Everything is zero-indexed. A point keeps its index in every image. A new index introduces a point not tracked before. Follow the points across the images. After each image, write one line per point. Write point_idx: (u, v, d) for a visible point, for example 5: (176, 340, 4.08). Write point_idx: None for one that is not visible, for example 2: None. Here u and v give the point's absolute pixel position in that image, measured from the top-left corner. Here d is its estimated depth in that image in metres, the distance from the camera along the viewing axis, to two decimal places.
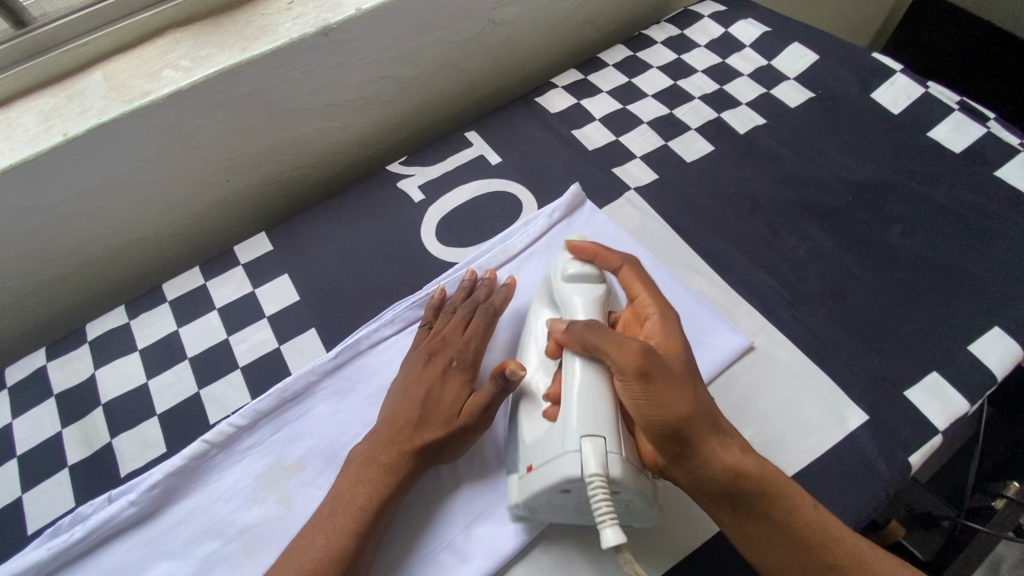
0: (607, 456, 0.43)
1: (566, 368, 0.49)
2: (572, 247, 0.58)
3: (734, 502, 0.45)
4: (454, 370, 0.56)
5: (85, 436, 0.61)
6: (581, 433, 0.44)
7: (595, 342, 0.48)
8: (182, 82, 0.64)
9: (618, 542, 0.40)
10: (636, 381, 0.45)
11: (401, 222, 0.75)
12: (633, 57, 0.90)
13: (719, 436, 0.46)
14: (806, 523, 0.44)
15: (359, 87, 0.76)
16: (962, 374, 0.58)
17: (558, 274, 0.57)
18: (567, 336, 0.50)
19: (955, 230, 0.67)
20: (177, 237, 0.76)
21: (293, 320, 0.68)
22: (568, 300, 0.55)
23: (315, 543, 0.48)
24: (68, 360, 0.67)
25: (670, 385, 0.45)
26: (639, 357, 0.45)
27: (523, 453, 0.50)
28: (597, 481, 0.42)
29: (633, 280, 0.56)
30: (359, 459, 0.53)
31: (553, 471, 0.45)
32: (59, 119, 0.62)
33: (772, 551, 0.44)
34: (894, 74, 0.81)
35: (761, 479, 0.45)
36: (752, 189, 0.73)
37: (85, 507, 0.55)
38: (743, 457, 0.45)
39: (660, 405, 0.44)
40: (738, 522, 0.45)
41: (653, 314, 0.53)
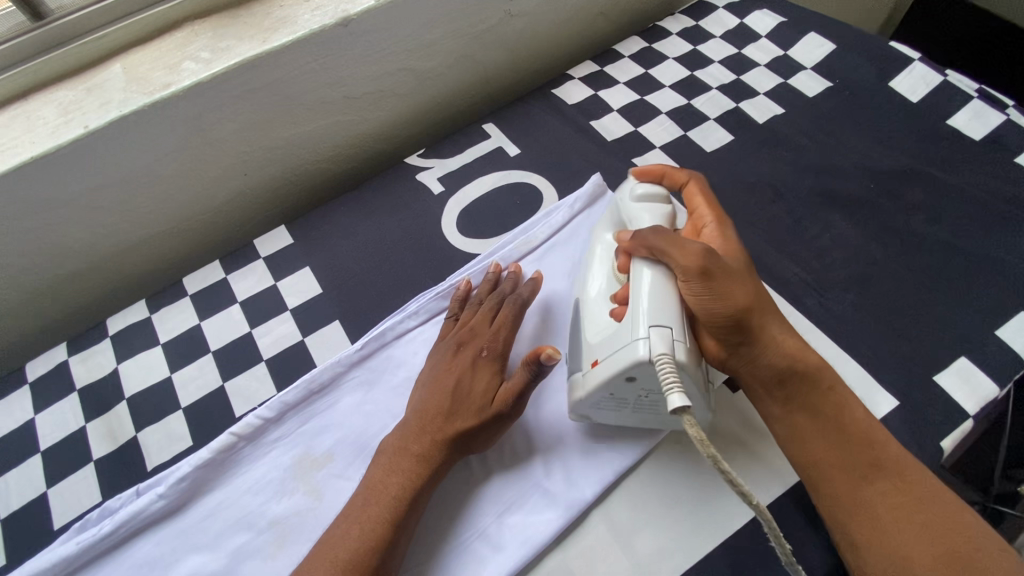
0: (674, 342, 0.44)
1: (633, 272, 0.50)
2: (639, 171, 0.59)
3: (787, 392, 0.47)
4: (484, 360, 0.55)
5: (110, 430, 0.61)
6: (650, 322, 0.45)
7: (658, 244, 0.48)
8: (202, 74, 0.64)
9: (683, 408, 0.40)
10: (698, 279, 0.46)
11: (421, 214, 0.74)
12: (648, 48, 0.90)
13: (774, 333, 0.47)
14: (846, 424, 0.46)
15: (377, 79, 0.76)
16: (990, 358, 0.58)
17: (625, 194, 0.58)
18: (632, 244, 0.51)
19: (978, 216, 0.67)
20: (195, 231, 0.76)
21: (316, 313, 0.67)
22: (637, 216, 0.56)
23: (350, 532, 0.48)
24: (89, 355, 0.66)
25: (731, 282, 0.47)
26: (701, 258, 0.46)
27: (586, 349, 0.51)
28: (665, 360, 0.43)
29: (698, 194, 0.56)
30: (390, 450, 0.52)
31: (621, 358, 0.46)
32: (79, 112, 0.61)
33: (818, 450, 0.46)
34: (912, 62, 0.81)
35: (807, 371, 0.47)
36: (773, 178, 0.73)
37: (113, 501, 0.54)
38: (795, 352, 0.47)
39: (720, 299, 0.46)
40: (788, 418, 0.48)
41: (711, 225, 0.54)
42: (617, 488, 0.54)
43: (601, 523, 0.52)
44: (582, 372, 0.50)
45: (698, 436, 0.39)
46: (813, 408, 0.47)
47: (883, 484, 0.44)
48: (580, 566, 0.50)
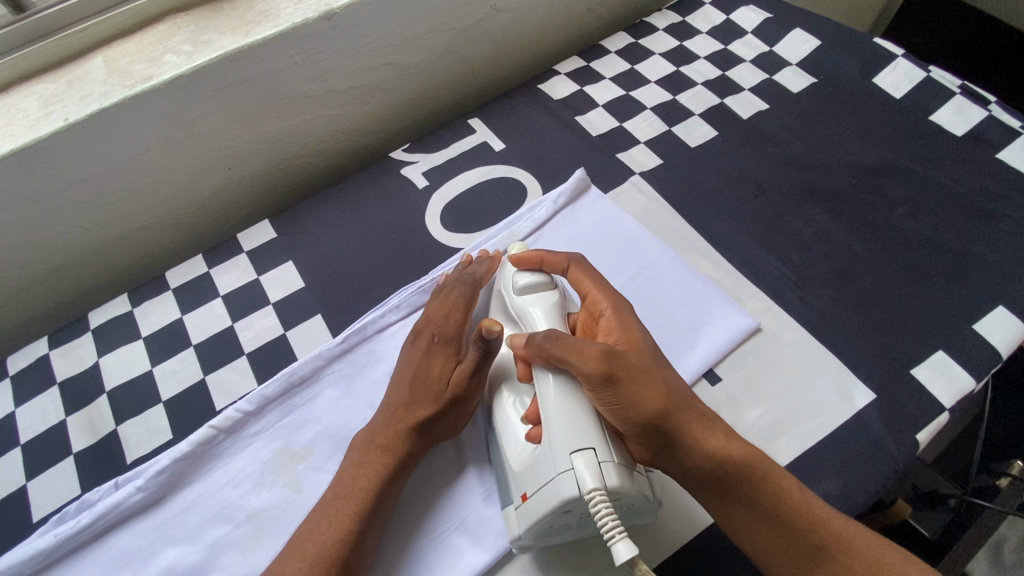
0: (600, 466, 0.43)
1: (539, 383, 0.49)
2: (516, 259, 0.59)
3: (721, 491, 0.46)
4: (436, 345, 0.55)
5: (90, 424, 0.61)
6: (569, 449, 0.44)
7: (555, 352, 0.48)
8: (184, 66, 0.63)
9: (632, 557, 0.38)
10: (602, 386, 0.46)
11: (405, 208, 0.74)
12: (634, 44, 0.90)
13: (693, 429, 0.47)
14: (789, 509, 0.45)
15: (361, 73, 0.76)
16: (967, 352, 0.58)
17: (508, 286, 0.58)
18: (529, 351, 0.50)
19: (958, 211, 0.68)
20: (178, 226, 0.76)
21: (298, 306, 0.67)
22: (525, 312, 0.56)
23: (321, 525, 0.48)
24: (70, 348, 0.66)
25: (635, 385, 0.46)
26: (602, 361, 0.46)
27: (513, 482, 0.48)
28: (596, 495, 0.41)
29: (581, 275, 0.57)
30: (361, 443, 0.53)
31: (550, 495, 0.44)
32: (59, 104, 0.61)
33: (763, 542, 0.45)
34: (896, 59, 0.82)
35: (728, 464, 0.46)
36: (756, 174, 0.74)
37: (92, 493, 0.54)
38: (713, 445, 0.46)
39: (630, 405, 0.46)
40: (726, 512, 0.47)
41: (606, 308, 0.53)
42: None
43: None
44: (513, 506, 0.48)
45: (651, 574, 0.39)
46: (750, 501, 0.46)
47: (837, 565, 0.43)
48: (558, 558, 0.51)
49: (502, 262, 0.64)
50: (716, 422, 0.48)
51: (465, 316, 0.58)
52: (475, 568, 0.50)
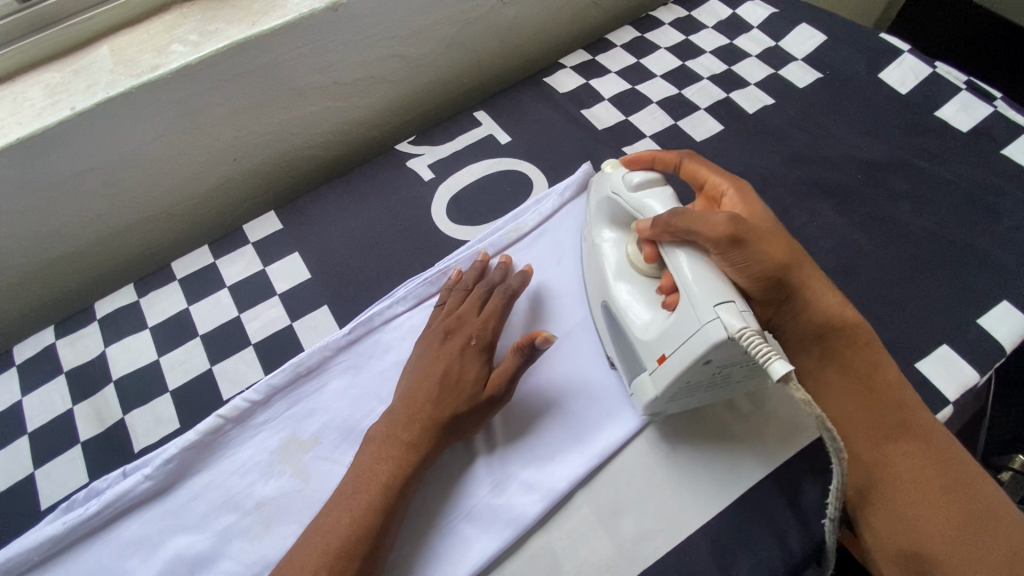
0: (743, 313, 0.43)
1: (669, 260, 0.48)
2: (628, 160, 0.60)
3: (824, 348, 0.52)
4: (473, 348, 0.55)
5: (97, 413, 0.61)
6: (713, 302, 0.43)
7: (683, 226, 0.48)
8: (191, 56, 0.63)
9: (788, 375, 0.38)
10: (731, 248, 0.47)
11: (411, 200, 0.74)
12: (640, 38, 0.90)
13: (812, 291, 0.51)
14: (885, 389, 0.50)
15: (368, 64, 0.76)
16: (972, 346, 0.59)
17: (621, 187, 0.56)
18: (654, 229, 0.49)
19: (963, 207, 0.68)
20: (185, 216, 0.76)
21: (304, 297, 0.67)
22: (642, 206, 0.53)
23: (340, 519, 0.48)
24: (77, 338, 0.66)
25: (762, 244, 0.49)
26: (729, 225, 0.48)
27: (645, 350, 0.50)
28: (748, 331, 0.41)
29: (697, 165, 0.58)
30: (380, 437, 0.53)
31: (694, 343, 0.44)
32: (66, 94, 0.61)
33: (852, 415, 0.50)
34: (902, 54, 0.82)
35: (847, 326, 0.52)
36: (762, 168, 0.74)
37: (99, 482, 0.55)
38: (837, 311, 0.52)
39: (759, 258, 0.48)
40: (827, 383, 0.52)
41: (728, 190, 0.56)
42: (601, 472, 0.54)
43: (584, 505, 0.53)
44: (649, 371, 0.50)
45: (806, 400, 0.37)
46: (845, 364, 0.51)
47: (913, 444, 0.47)
48: (564, 547, 0.51)
49: (531, 274, 0.63)
50: (829, 292, 0.52)
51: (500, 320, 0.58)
52: (483, 558, 0.50)
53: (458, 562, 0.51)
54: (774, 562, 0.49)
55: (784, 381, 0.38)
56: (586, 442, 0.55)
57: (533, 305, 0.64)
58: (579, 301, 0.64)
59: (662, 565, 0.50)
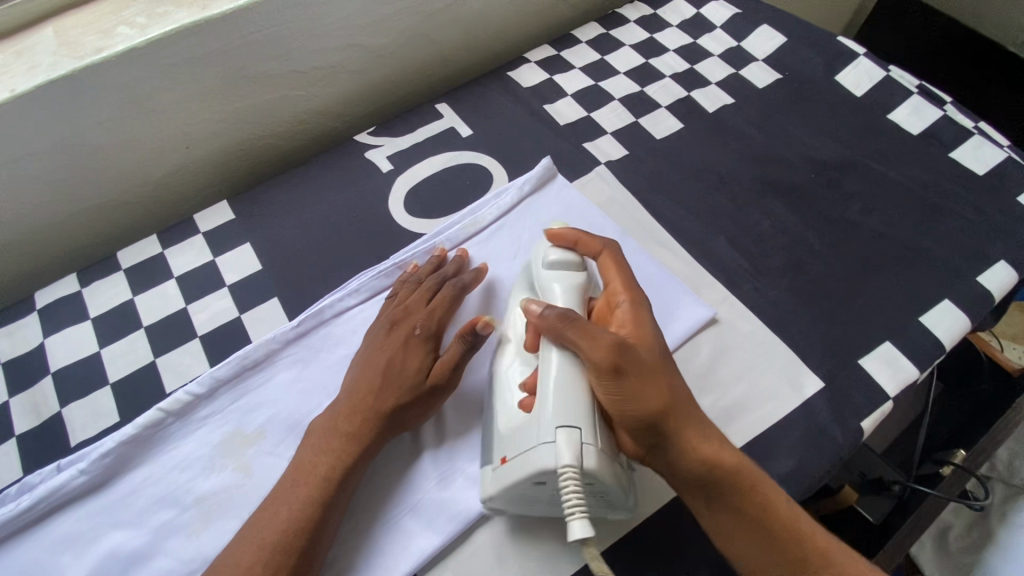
0: (581, 447, 0.43)
1: (542, 356, 0.49)
2: (551, 235, 0.58)
3: (706, 495, 0.46)
4: (416, 340, 0.55)
5: (32, 406, 0.59)
6: (555, 424, 0.44)
7: (568, 335, 0.47)
8: (137, 39, 0.61)
9: (585, 537, 0.40)
10: (608, 377, 0.45)
11: (368, 192, 0.73)
12: (605, 35, 0.90)
13: (693, 434, 0.46)
14: (780, 519, 0.45)
15: (327, 54, 0.74)
16: (913, 344, 0.60)
17: (538, 260, 0.57)
18: (539, 323, 0.49)
19: (911, 208, 0.70)
20: (134, 204, 0.74)
21: (255, 289, 0.66)
22: (547, 288, 0.55)
23: (279, 513, 0.47)
24: (15, 328, 0.64)
25: (642, 381, 0.45)
26: (613, 351, 0.45)
27: (496, 443, 0.49)
28: (568, 473, 0.42)
29: (614, 265, 0.55)
30: (321, 430, 0.52)
31: (529, 459, 0.44)
32: (4, 75, 0.59)
33: (746, 546, 0.45)
34: (858, 57, 0.83)
35: (736, 476, 0.45)
36: (719, 166, 0.74)
37: (32, 476, 0.53)
38: (722, 457, 0.45)
39: (631, 400, 0.45)
40: (716, 520, 0.46)
41: (624, 305, 0.52)
42: None
43: None
44: (490, 467, 0.49)
45: (598, 564, 0.41)
46: (739, 511, 0.45)
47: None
48: (508, 540, 0.51)
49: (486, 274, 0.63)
50: (722, 438, 0.47)
51: (447, 311, 0.58)
52: (427, 552, 0.50)
53: (400, 557, 0.50)
54: (714, 557, 0.50)
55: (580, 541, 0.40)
56: None
57: (484, 302, 0.63)
58: None
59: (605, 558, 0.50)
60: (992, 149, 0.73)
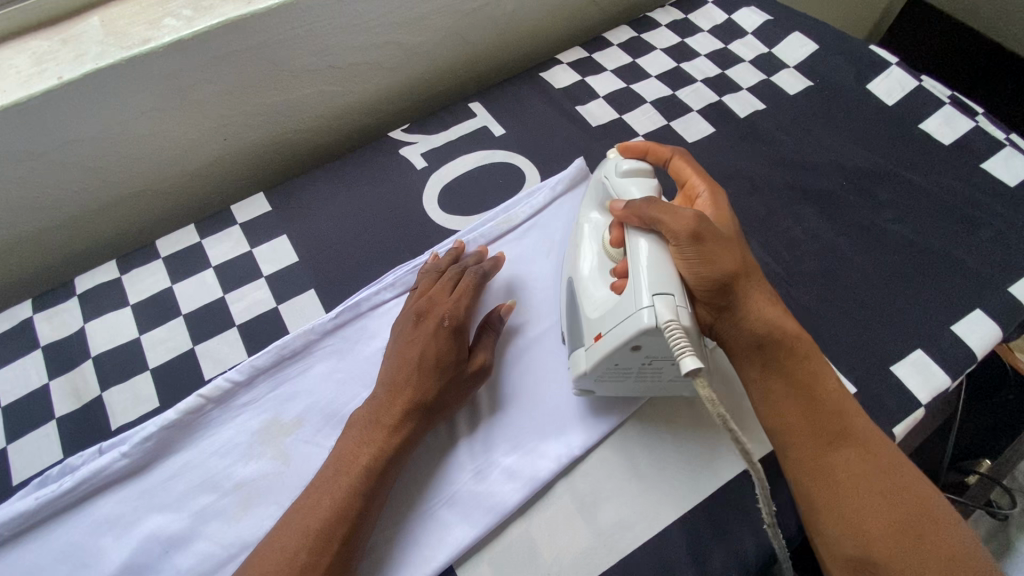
0: (677, 309, 0.45)
1: (629, 242, 0.50)
2: (623, 148, 0.61)
3: (766, 358, 0.50)
4: (446, 330, 0.55)
5: (74, 389, 0.60)
6: (651, 290, 0.45)
7: (653, 212, 0.49)
8: (184, 31, 0.62)
9: (695, 370, 0.41)
10: (688, 244, 0.48)
11: (403, 188, 0.74)
12: (636, 38, 0.90)
13: (754, 303, 0.49)
14: (824, 394, 0.48)
15: (365, 51, 0.75)
16: (945, 351, 0.60)
17: (611, 171, 0.58)
18: (625, 212, 0.52)
19: (943, 217, 0.70)
20: (171, 194, 0.75)
21: (291, 280, 0.67)
22: (624, 190, 0.55)
23: (321, 501, 0.48)
24: (55, 313, 0.65)
25: (717, 249, 0.48)
26: (694, 222, 0.48)
27: (587, 325, 0.51)
28: (672, 325, 0.43)
29: (685, 165, 0.59)
30: (361, 421, 0.52)
31: (627, 327, 0.45)
32: (53, 63, 0.60)
33: (790, 416, 0.48)
34: (890, 66, 0.83)
35: (789, 338, 0.50)
36: (750, 170, 0.75)
37: (74, 458, 0.54)
38: (779, 323, 0.50)
39: (709, 262, 0.48)
40: (766, 389, 0.49)
41: (703, 194, 0.57)
42: (582, 462, 0.55)
43: (565, 493, 0.54)
44: (584, 347, 0.51)
45: (709, 397, 0.40)
46: (790, 377, 0.49)
47: (851, 451, 0.46)
48: (543, 535, 0.52)
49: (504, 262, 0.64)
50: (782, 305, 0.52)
51: (471, 297, 0.59)
52: (463, 543, 0.51)
53: (436, 546, 0.51)
54: (746, 554, 0.50)
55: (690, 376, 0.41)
56: (567, 433, 0.56)
57: (519, 298, 0.64)
58: None
59: (639, 555, 0.50)
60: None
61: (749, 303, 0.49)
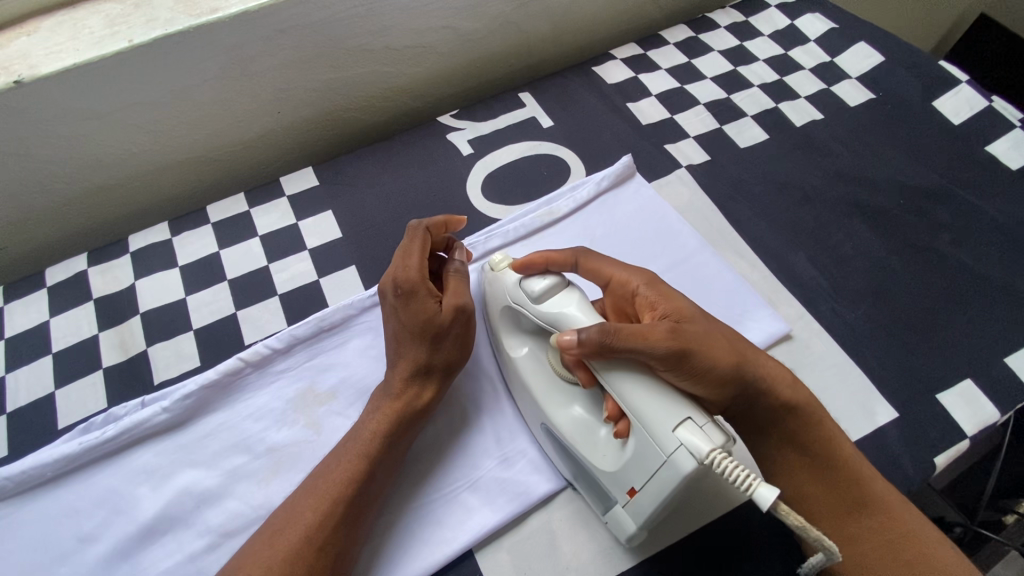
0: (705, 430, 0.40)
1: (609, 384, 0.45)
2: (518, 267, 0.53)
3: (779, 433, 0.50)
4: (413, 295, 0.52)
5: (121, 342, 0.62)
6: (670, 426, 0.41)
7: (618, 344, 0.43)
8: (250, 3, 0.63)
9: (774, 501, 0.37)
10: (676, 362, 0.43)
11: (448, 173, 0.74)
12: (694, 38, 0.89)
13: (767, 377, 0.48)
14: (843, 459, 0.48)
15: (420, 34, 0.76)
16: (995, 384, 0.58)
17: (523, 297, 0.51)
18: (580, 351, 0.44)
19: (1003, 245, 0.67)
20: (223, 163, 0.76)
21: (333, 255, 0.68)
22: (559, 318, 0.48)
23: (333, 466, 0.49)
24: (108, 268, 0.67)
25: (705, 351, 0.44)
26: (671, 336, 0.44)
27: (612, 482, 0.46)
28: (716, 455, 0.38)
29: (596, 263, 0.54)
30: (372, 399, 0.53)
31: (667, 478, 0.41)
32: (125, 26, 0.61)
33: (810, 488, 0.49)
34: (959, 84, 0.80)
35: (802, 409, 0.49)
36: (802, 181, 0.73)
37: (118, 408, 0.56)
38: (790, 392, 0.48)
39: (706, 363, 0.44)
40: (778, 458, 0.50)
41: (641, 289, 0.50)
42: None
43: None
44: (621, 503, 0.46)
45: (801, 524, 0.37)
46: (803, 446, 0.49)
47: (871, 521, 0.48)
48: (566, 529, 0.52)
49: (462, 224, 0.61)
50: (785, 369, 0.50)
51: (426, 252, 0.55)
52: (484, 528, 0.51)
53: (457, 528, 0.51)
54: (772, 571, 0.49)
55: (771, 506, 0.37)
56: None
57: None
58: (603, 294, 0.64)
59: (660, 559, 0.50)
60: None
61: (759, 389, 0.47)
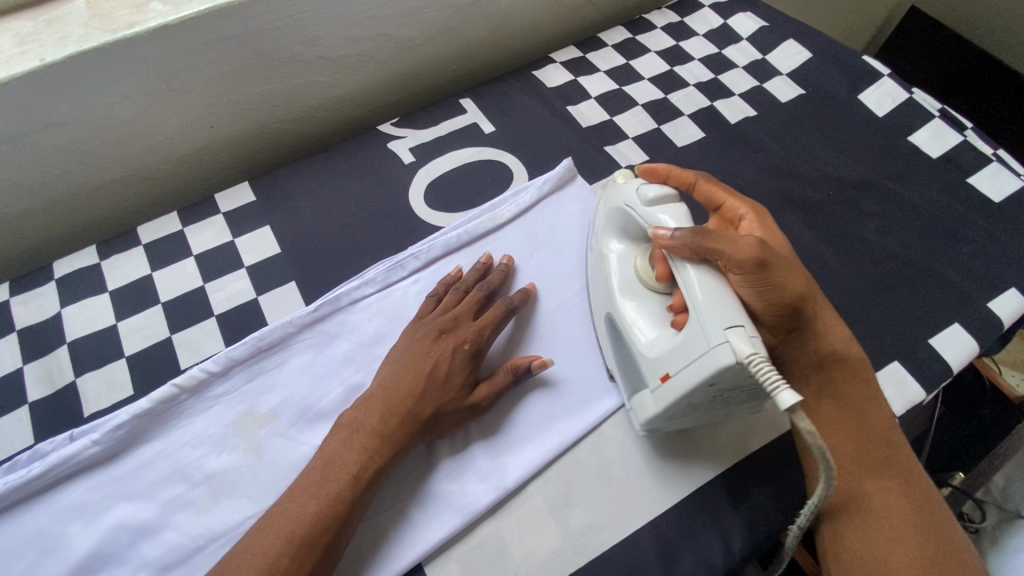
0: (751, 339, 0.42)
1: (679, 276, 0.47)
2: (646, 170, 0.59)
3: (823, 380, 0.52)
4: (465, 353, 0.55)
5: (48, 374, 0.59)
6: (722, 325, 0.43)
7: (707, 246, 0.47)
8: (170, 16, 0.61)
9: (794, 406, 0.38)
10: (754, 271, 0.47)
11: (389, 182, 0.74)
12: (631, 40, 0.90)
13: (823, 323, 0.52)
14: (875, 419, 0.52)
15: (355, 43, 0.75)
16: (921, 365, 0.61)
17: (634, 201, 0.54)
18: (672, 244, 0.48)
19: (926, 231, 0.70)
20: (157, 180, 0.74)
21: (272, 271, 0.66)
22: (654, 221, 0.51)
23: (310, 498, 0.47)
24: (32, 297, 0.64)
25: (784, 272, 0.48)
26: (755, 250, 0.47)
27: (649, 367, 0.49)
28: (756, 358, 0.41)
29: (714, 188, 0.58)
30: (351, 425, 0.51)
31: (703, 367, 0.43)
32: (36, 44, 0.58)
33: (838, 437, 0.51)
34: (882, 77, 0.83)
35: (846, 360, 0.52)
36: (737, 177, 0.75)
37: (45, 444, 0.53)
38: (841, 345, 0.52)
39: (776, 288, 0.48)
40: (816, 408, 0.53)
41: (747, 215, 0.56)
42: (555, 464, 0.55)
43: (536, 494, 0.54)
44: (651, 389, 0.50)
45: (812, 431, 0.38)
46: (839, 397, 0.52)
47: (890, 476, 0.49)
48: (513, 534, 0.52)
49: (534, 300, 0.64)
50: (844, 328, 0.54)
51: (499, 321, 0.58)
52: (434, 540, 0.51)
53: (413, 545, 0.51)
54: (715, 563, 0.51)
55: (789, 411, 0.38)
56: (537, 440, 0.56)
57: None
58: (546, 299, 0.64)
59: (607, 557, 0.51)
60: (1010, 177, 0.74)
61: (813, 325, 0.51)
